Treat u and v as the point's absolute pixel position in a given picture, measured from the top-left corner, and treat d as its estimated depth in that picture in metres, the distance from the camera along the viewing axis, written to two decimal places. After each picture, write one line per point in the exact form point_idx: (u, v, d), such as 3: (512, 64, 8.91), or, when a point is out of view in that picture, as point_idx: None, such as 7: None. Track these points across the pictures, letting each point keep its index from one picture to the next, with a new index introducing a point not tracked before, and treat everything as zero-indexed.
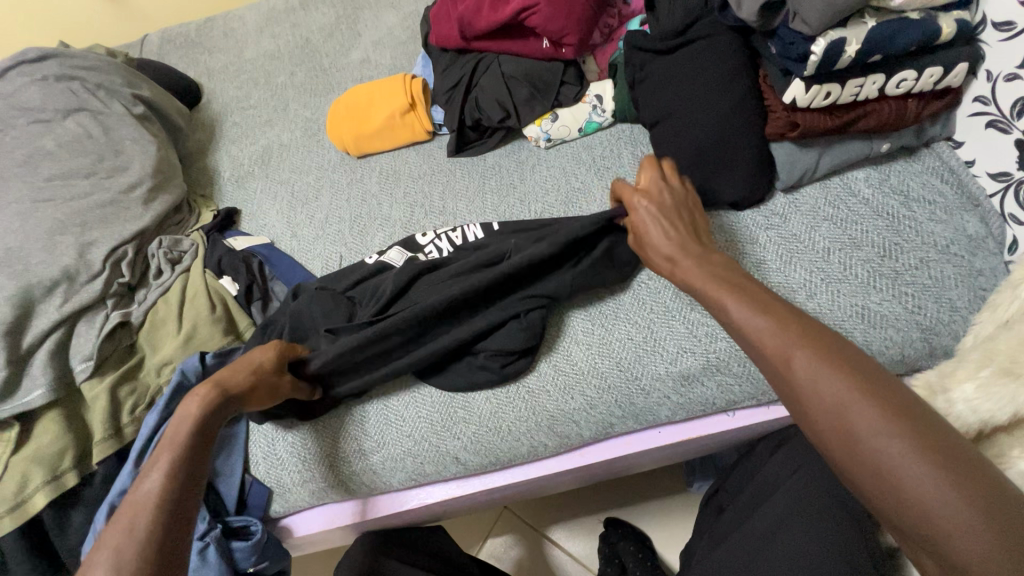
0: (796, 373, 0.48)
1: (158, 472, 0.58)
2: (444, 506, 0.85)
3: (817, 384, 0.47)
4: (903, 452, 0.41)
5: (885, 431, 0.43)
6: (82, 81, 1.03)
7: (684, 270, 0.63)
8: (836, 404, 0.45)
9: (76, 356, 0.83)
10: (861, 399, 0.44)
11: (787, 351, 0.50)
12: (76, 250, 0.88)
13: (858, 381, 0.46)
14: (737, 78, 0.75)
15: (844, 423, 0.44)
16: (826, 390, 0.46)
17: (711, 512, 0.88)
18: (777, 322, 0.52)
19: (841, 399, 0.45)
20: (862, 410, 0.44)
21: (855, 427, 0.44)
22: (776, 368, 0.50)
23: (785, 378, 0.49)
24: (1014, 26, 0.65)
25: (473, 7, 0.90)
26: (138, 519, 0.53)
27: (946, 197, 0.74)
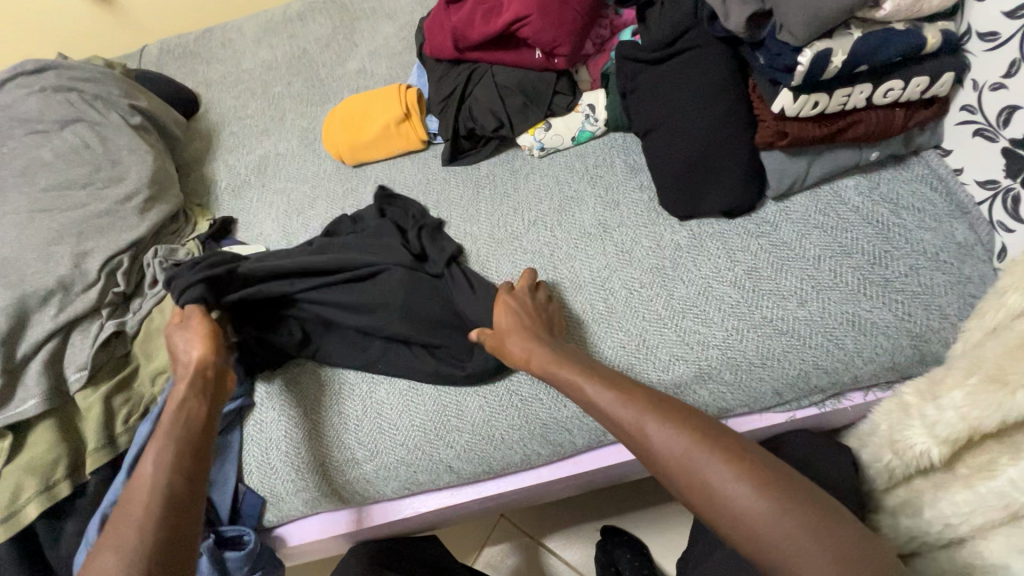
0: (650, 438, 0.54)
1: (151, 460, 0.60)
2: (438, 515, 0.85)
3: (664, 447, 0.53)
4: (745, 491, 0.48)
5: (730, 479, 0.49)
6: (80, 92, 1.04)
7: (545, 363, 0.67)
8: (684, 460, 0.52)
9: (70, 366, 0.83)
10: (701, 453, 0.52)
11: (638, 421, 0.56)
12: (72, 260, 0.89)
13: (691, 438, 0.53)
14: (726, 89, 0.76)
15: (695, 478, 0.51)
16: (673, 451, 0.53)
17: (706, 520, 0.88)
18: (625, 394, 0.59)
19: (687, 457, 0.52)
20: (703, 463, 0.51)
21: (705, 479, 0.50)
22: (633, 438, 0.56)
23: (641, 448, 0.55)
24: (998, 36, 0.65)
25: (466, 19, 0.92)
26: (134, 517, 0.55)
27: (935, 205, 0.75)
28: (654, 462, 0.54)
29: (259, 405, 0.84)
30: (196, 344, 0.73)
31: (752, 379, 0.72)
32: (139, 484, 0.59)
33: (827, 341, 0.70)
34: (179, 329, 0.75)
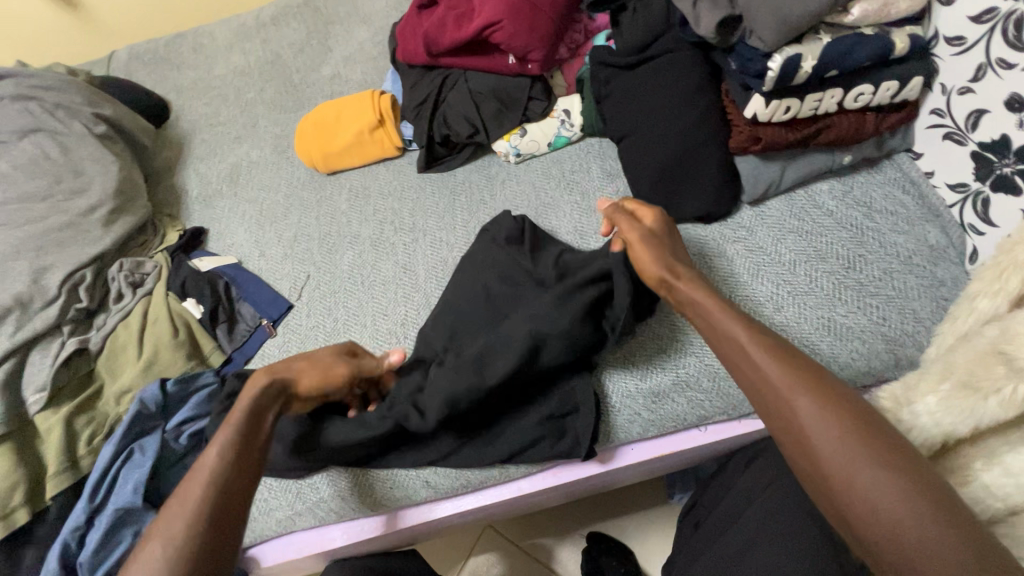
0: (800, 414, 0.50)
1: (216, 450, 0.58)
2: (418, 530, 0.83)
3: (810, 428, 0.49)
4: (902, 500, 0.44)
5: (888, 483, 0.45)
6: (40, 101, 1.01)
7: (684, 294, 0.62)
8: (835, 448, 0.48)
9: (29, 387, 0.80)
10: (863, 447, 0.47)
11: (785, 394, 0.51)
12: (31, 276, 0.85)
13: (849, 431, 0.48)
14: (699, 93, 0.75)
15: (847, 470, 0.47)
16: (821, 436, 0.48)
17: (689, 527, 0.87)
18: (785, 368, 0.53)
19: (842, 447, 0.47)
20: (859, 462, 0.47)
21: (860, 477, 0.46)
22: (779, 410, 0.52)
23: (787, 421, 0.51)
24: (964, 41, 0.66)
25: (438, 24, 0.90)
26: (151, 565, 0.50)
27: (908, 207, 0.75)
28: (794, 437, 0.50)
29: None
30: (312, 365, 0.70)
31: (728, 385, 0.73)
32: (202, 471, 0.56)
33: (804, 346, 0.70)
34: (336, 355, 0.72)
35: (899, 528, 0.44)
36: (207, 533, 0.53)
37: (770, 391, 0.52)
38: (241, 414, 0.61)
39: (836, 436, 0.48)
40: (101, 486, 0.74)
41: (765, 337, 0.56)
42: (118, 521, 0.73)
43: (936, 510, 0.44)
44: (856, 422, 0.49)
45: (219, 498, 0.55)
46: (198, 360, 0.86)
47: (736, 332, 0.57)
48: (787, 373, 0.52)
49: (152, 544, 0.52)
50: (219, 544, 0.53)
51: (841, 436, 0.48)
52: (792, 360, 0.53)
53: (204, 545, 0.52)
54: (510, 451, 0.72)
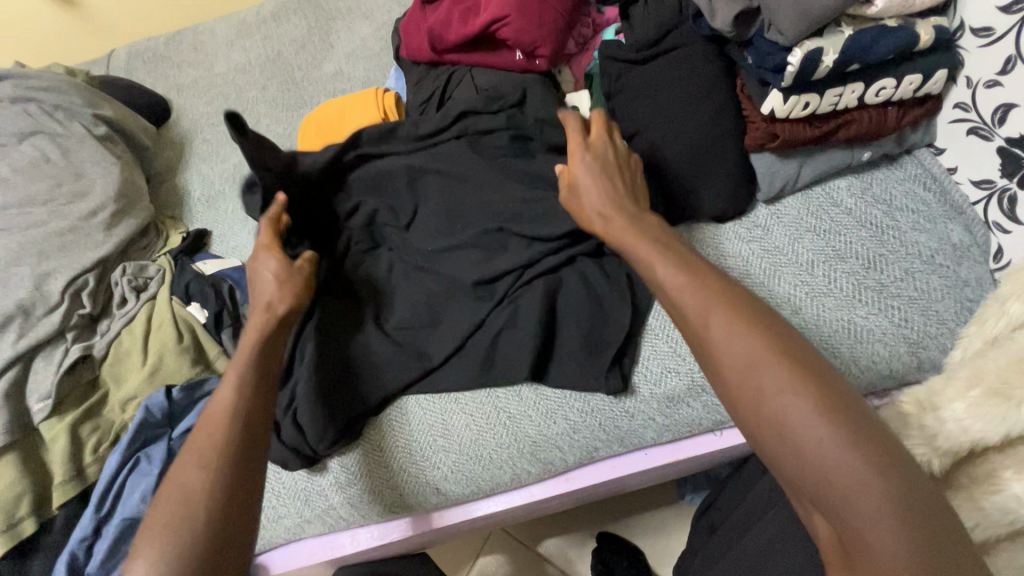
0: (714, 339, 0.50)
1: (231, 389, 0.59)
2: (430, 535, 0.82)
3: (730, 344, 0.49)
4: (812, 419, 0.43)
5: (796, 401, 0.44)
6: (39, 103, 0.99)
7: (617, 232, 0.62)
8: (744, 363, 0.48)
9: (33, 395, 0.79)
10: (773, 360, 0.47)
11: (706, 314, 0.51)
12: (33, 282, 0.84)
13: (768, 347, 0.47)
14: (714, 88, 0.73)
15: (753, 384, 0.46)
16: (737, 350, 0.48)
17: (703, 531, 0.85)
18: (704, 293, 0.52)
19: (757, 360, 0.47)
20: (771, 375, 0.46)
21: (763, 388, 0.46)
22: (693, 330, 0.52)
23: (701, 339, 0.51)
24: (993, 32, 0.63)
25: (443, 20, 0.88)
26: (180, 508, 0.51)
27: (929, 205, 0.73)
28: (710, 356, 0.50)
29: None
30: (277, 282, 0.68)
31: None
32: (218, 408, 0.58)
33: (824, 350, 0.68)
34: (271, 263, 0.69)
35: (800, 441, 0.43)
36: (234, 463, 0.54)
37: (683, 312, 0.53)
38: (253, 354, 0.62)
39: (740, 351, 0.48)
40: (108, 495, 0.74)
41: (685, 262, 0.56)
42: (126, 531, 0.72)
43: (843, 422, 0.43)
44: (774, 339, 0.48)
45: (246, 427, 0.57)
46: (204, 366, 0.85)
47: (654, 262, 0.57)
48: (711, 295, 0.52)
49: (183, 478, 0.53)
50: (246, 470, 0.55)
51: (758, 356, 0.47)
52: (707, 279, 0.54)
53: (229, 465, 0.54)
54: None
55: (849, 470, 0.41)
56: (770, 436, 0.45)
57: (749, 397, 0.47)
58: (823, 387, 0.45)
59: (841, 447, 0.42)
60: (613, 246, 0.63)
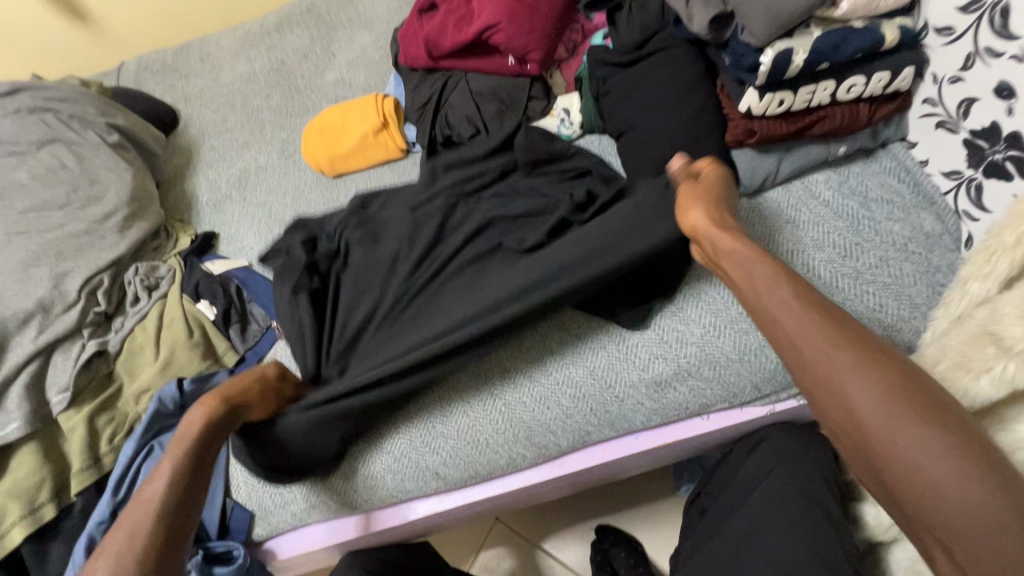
0: (847, 387, 0.48)
1: (159, 484, 0.62)
2: (429, 521, 0.85)
3: (861, 391, 0.48)
4: (947, 462, 0.43)
5: (933, 445, 0.44)
6: (55, 112, 1.04)
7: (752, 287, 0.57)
8: (872, 412, 0.47)
9: (52, 388, 0.83)
10: (904, 404, 0.46)
11: (834, 362, 0.50)
12: (51, 282, 0.88)
13: (893, 391, 0.47)
14: (696, 86, 0.76)
15: (886, 435, 0.46)
16: (866, 397, 0.47)
17: (694, 515, 0.88)
18: (832, 343, 0.50)
19: (881, 406, 0.47)
20: (901, 425, 0.46)
21: (895, 437, 0.45)
22: (817, 379, 0.51)
23: (827, 387, 0.50)
24: (954, 31, 0.67)
25: (439, 27, 0.93)
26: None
27: (903, 196, 0.76)
28: (834, 401, 0.49)
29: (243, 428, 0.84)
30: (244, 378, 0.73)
31: (730, 374, 0.74)
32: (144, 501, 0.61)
33: None
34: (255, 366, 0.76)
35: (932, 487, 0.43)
36: (158, 544, 0.58)
37: (804, 359, 0.52)
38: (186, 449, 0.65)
39: (872, 399, 0.47)
40: (123, 482, 0.77)
41: (837, 334, 0.51)
42: None
43: (980, 469, 0.43)
44: (898, 383, 0.47)
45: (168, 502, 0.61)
46: (213, 359, 0.89)
47: (795, 310, 0.53)
48: (840, 346, 0.50)
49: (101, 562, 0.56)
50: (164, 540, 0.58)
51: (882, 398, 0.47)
52: (840, 329, 0.51)
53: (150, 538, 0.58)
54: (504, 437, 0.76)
55: (989, 514, 0.41)
56: (897, 478, 0.45)
57: (879, 443, 0.46)
58: (958, 436, 0.44)
59: (981, 495, 0.42)
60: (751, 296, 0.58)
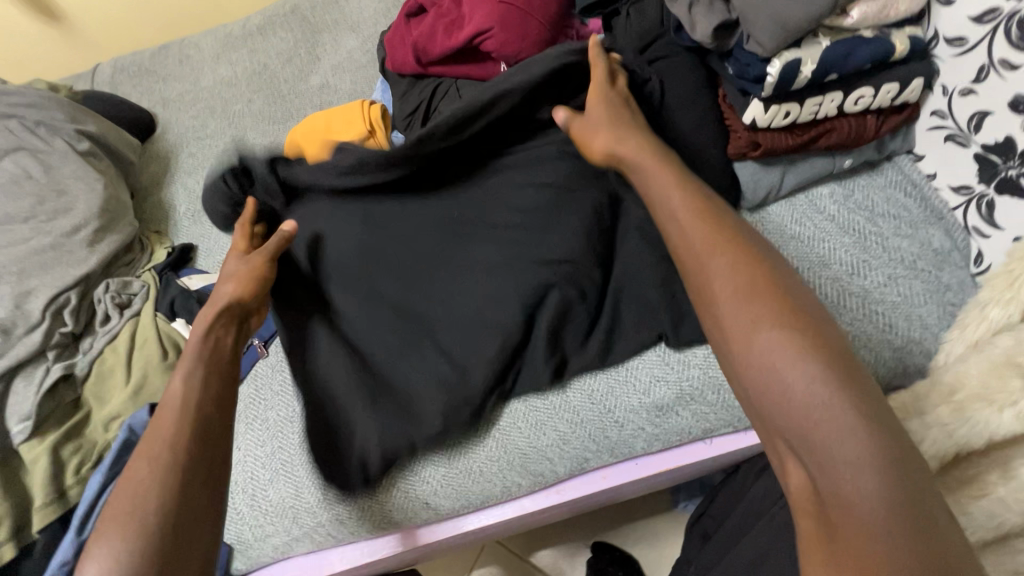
0: (713, 272, 0.49)
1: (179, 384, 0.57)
2: (422, 550, 0.81)
3: (725, 278, 0.48)
4: (783, 341, 0.44)
5: (780, 334, 0.44)
6: (21, 118, 0.98)
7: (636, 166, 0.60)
8: (737, 295, 0.47)
9: (13, 416, 0.77)
10: (761, 292, 0.47)
11: (707, 245, 0.51)
12: (13, 301, 0.83)
13: (760, 280, 0.47)
14: (697, 98, 0.73)
15: (743, 320, 0.46)
16: (729, 279, 0.48)
17: (696, 540, 0.85)
18: (711, 231, 0.51)
19: (743, 290, 0.47)
20: (761, 307, 0.46)
21: (754, 324, 0.45)
22: (695, 267, 0.51)
23: (698, 275, 0.50)
24: (966, 42, 0.64)
25: (428, 33, 0.89)
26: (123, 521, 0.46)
27: (910, 211, 0.74)
28: (699, 290, 0.50)
29: None
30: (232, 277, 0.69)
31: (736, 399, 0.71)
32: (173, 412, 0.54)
33: None
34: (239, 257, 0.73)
35: (847, 475, 0.39)
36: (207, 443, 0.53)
37: (686, 242, 0.52)
38: (197, 346, 0.61)
39: (741, 278, 0.48)
40: (89, 519, 0.72)
41: (718, 224, 0.52)
42: None
43: (823, 360, 0.43)
44: (763, 274, 0.48)
45: (214, 419, 0.55)
46: None
47: (668, 190, 0.56)
48: (716, 236, 0.51)
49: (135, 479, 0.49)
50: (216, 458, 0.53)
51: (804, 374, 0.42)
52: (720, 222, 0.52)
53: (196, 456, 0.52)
54: (494, 466, 0.73)
55: (822, 402, 0.41)
56: (750, 361, 0.45)
57: (735, 329, 0.46)
58: (812, 332, 0.44)
59: (817, 382, 0.42)
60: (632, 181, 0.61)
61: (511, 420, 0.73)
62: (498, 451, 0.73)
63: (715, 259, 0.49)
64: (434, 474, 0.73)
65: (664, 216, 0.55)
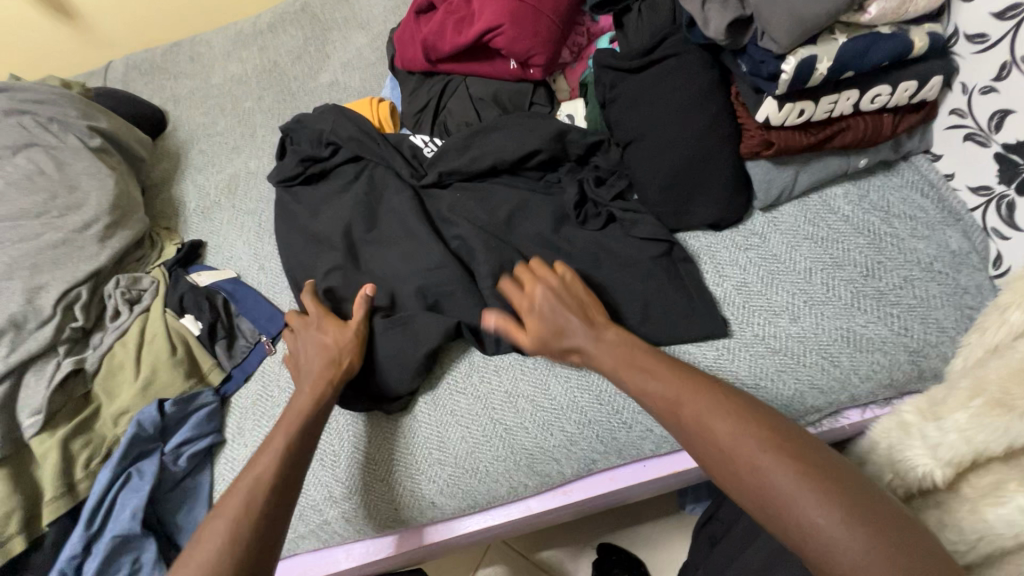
0: (698, 420, 0.53)
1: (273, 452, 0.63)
2: (429, 549, 0.81)
3: (709, 427, 0.52)
4: (780, 472, 0.47)
5: (775, 465, 0.47)
6: (34, 115, 0.99)
7: (598, 357, 0.64)
8: (725, 441, 0.50)
9: (24, 410, 0.78)
10: (748, 431, 0.50)
11: (681, 399, 0.55)
12: (25, 295, 0.83)
13: (742, 417, 0.51)
14: (710, 95, 0.72)
15: (737, 458, 0.49)
16: (717, 425, 0.51)
17: (705, 543, 0.84)
18: (682, 382, 0.56)
19: (735, 432, 0.50)
20: (748, 443, 0.49)
21: (747, 457, 0.48)
22: (680, 421, 0.54)
23: (686, 427, 0.54)
24: (987, 38, 0.63)
25: (437, 29, 0.88)
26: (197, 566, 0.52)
27: (927, 211, 0.72)
28: (689, 441, 0.54)
29: (231, 443, 0.82)
30: (324, 345, 0.72)
31: None
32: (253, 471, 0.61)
33: (822, 359, 0.67)
34: (307, 327, 0.75)
35: (823, 539, 0.43)
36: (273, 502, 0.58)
37: (663, 399, 0.57)
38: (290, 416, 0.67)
39: (723, 429, 0.51)
40: (98, 513, 0.72)
41: (686, 372, 0.58)
42: (115, 548, 0.71)
43: (820, 481, 0.45)
44: (745, 411, 0.52)
45: (266, 506, 0.58)
46: (198, 378, 0.85)
47: (630, 364, 0.61)
48: (687, 383, 0.56)
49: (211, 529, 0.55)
50: (266, 543, 0.56)
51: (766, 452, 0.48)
52: (684, 372, 0.58)
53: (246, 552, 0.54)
54: (501, 465, 0.73)
55: (830, 526, 0.43)
56: (753, 495, 0.48)
57: (733, 466, 0.49)
58: (800, 453, 0.48)
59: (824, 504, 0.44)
60: (602, 361, 0.64)
61: (518, 418, 0.73)
62: (505, 450, 0.73)
63: (695, 411, 0.53)
64: (442, 473, 0.73)
65: (640, 390, 0.59)
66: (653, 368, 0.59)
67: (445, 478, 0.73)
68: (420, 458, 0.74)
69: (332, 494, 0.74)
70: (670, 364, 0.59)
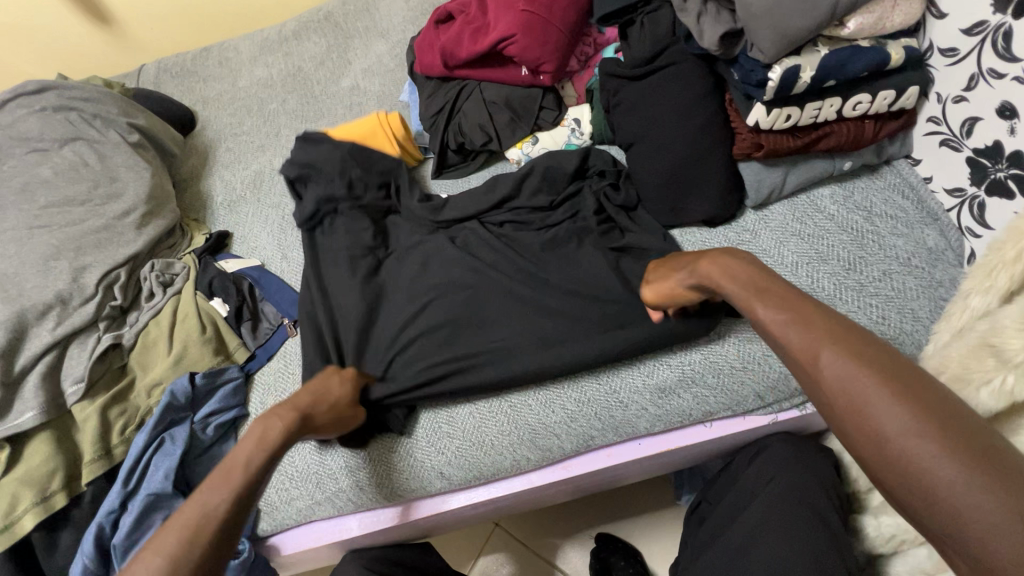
0: (819, 368, 0.48)
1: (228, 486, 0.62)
2: (435, 521, 0.86)
3: (838, 378, 0.47)
4: (916, 438, 0.42)
5: (904, 426, 0.43)
6: (79, 111, 1.07)
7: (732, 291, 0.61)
8: (850, 394, 0.46)
9: (68, 379, 0.84)
10: (887, 387, 0.45)
11: (812, 348, 0.50)
12: (71, 275, 0.90)
13: (877, 374, 0.46)
14: (706, 100, 0.78)
15: (863, 416, 0.45)
16: (846, 379, 0.47)
17: (694, 524, 0.87)
18: (815, 328, 0.51)
19: (869, 388, 0.45)
20: (880, 405, 0.44)
21: (874, 415, 0.44)
22: (802, 368, 0.50)
23: (806, 377, 0.50)
24: (957, 52, 0.69)
25: (455, 38, 0.96)
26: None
27: (907, 212, 0.78)
28: (815, 389, 0.49)
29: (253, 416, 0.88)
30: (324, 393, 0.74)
31: (733, 382, 0.76)
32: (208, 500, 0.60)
33: None
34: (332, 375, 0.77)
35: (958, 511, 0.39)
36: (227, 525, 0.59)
37: (786, 345, 0.52)
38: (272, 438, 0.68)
39: (854, 380, 0.46)
40: (134, 473, 0.79)
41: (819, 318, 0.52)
42: (149, 506, 0.77)
43: (965, 456, 0.40)
44: (884, 367, 0.46)
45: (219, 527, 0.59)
46: (224, 356, 0.91)
47: (752, 305, 0.57)
48: (817, 331, 0.50)
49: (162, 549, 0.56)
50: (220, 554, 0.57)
51: (915, 423, 0.42)
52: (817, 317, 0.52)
53: (256, 474, 0.64)
54: (505, 438, 0.78)
55: (970, 505, 0.39)
56: (879, 457, 0.44)
57: (857, 422, 0.45)
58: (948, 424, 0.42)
59: (968, 483, 0.39)
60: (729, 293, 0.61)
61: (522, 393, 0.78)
62: (509, 424, 0.78)
63: (823, 358, 0.48)
64: (449, 445, 0.79)
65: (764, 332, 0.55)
66: (779, 312, 0.54)
67: (452, 449, 0.79)
68: (432, 430, 0.80)
69: (347, 462, 0.80)
70: (797, 305, 0.54)
